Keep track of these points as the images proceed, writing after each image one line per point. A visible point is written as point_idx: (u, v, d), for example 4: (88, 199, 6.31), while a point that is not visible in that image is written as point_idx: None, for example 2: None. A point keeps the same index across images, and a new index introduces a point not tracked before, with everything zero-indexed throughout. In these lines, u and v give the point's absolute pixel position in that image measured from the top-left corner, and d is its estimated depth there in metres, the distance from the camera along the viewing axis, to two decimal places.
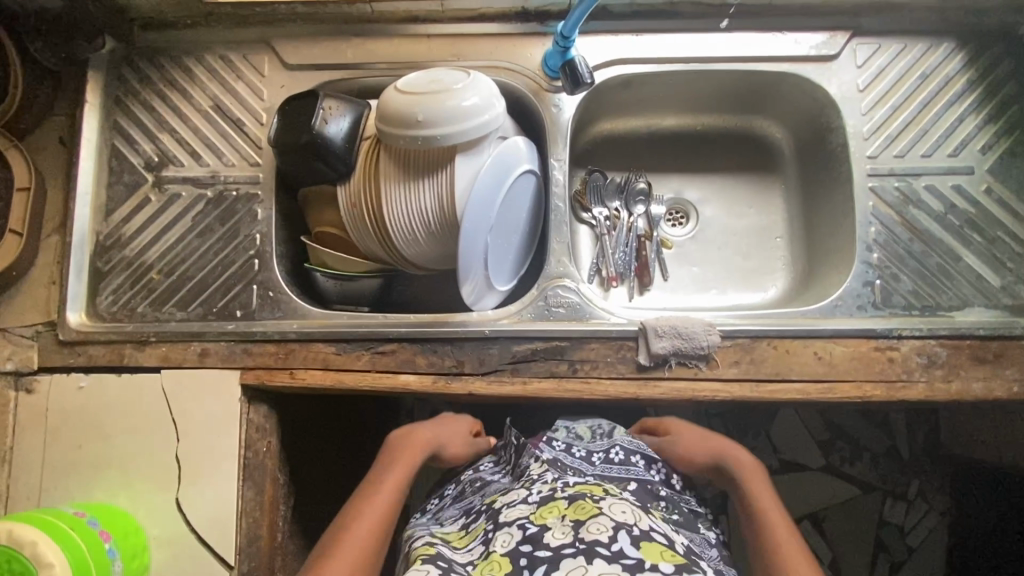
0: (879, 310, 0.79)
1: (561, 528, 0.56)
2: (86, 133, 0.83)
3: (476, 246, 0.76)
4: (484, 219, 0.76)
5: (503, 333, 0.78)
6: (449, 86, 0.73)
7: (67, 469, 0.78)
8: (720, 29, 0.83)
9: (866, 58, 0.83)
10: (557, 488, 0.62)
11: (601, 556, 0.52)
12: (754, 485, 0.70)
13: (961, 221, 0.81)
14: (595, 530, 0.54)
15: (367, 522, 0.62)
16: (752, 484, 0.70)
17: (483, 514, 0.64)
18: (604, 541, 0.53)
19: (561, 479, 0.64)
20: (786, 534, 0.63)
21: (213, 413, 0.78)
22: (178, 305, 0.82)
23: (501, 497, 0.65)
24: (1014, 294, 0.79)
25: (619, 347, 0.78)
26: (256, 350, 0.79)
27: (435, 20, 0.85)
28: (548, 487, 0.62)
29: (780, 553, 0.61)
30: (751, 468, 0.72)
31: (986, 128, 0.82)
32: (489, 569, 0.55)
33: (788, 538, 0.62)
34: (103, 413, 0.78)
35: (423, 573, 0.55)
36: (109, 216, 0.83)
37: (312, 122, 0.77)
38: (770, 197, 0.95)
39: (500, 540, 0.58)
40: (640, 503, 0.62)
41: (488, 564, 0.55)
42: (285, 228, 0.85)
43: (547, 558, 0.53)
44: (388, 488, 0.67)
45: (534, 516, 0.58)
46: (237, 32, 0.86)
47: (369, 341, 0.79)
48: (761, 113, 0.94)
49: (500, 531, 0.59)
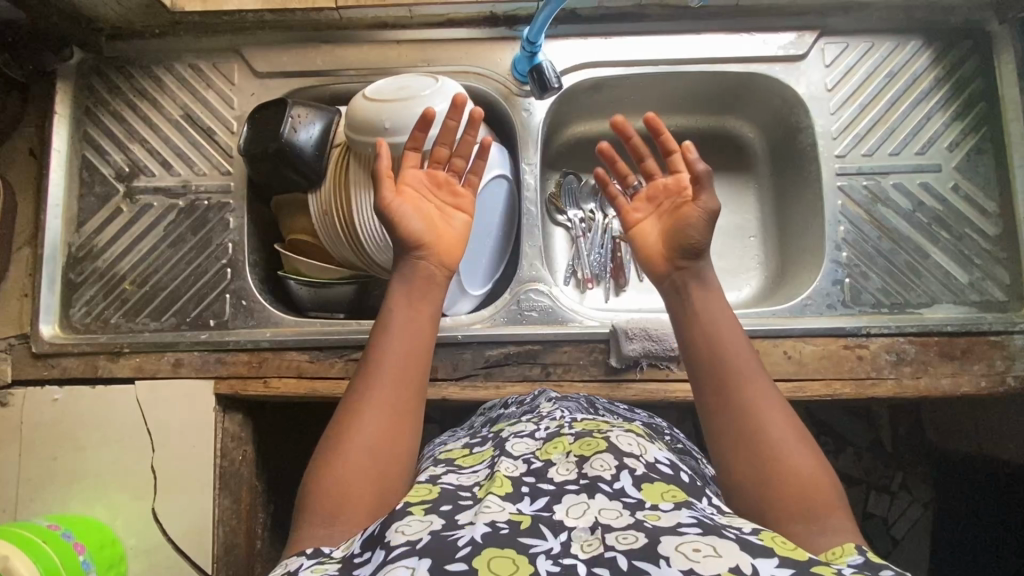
0: (849, 309, 0.80)
1: (565, 464, 0.50)
2: (55, 144, 0.83)
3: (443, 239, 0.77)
4: None
5: (475, 338, 0.78)
6: (416, 92, 0.73)
7: (41, 482, 0.78)
8: (687, 31, 0.83)
9: (834, 57, 0.84)
10: (563, 426, 0.57)
11: (604, 491, 0.46)
12: (728, 335, 0.56)
13: (929, 219, 0.81)
14: (598, 466, 0.48)
15: (384, 406, 0.54)
16: (724, 327, 0.57)
17: (489, 441, 0.59)
18: (606, 478, 0.47)
19: (569, 416, 0.59)
20: (776, 414, 0.52)
21: (187, 422, 0.78)
22: (152, 315, 0.82)
23: (506, 428, 0.60)
24: (981, 290, 0.80)
25: (592, 350, 0.78)
26: (229, 359, 0.79)
27: (404, 25, 0.85)
28: (554, 425, 0.57)
29: (764, 429, 0.51)
30: (727, 315, 0.58)
31: (952, 125, 0.83)
32: (492, 489, 0.48)
33: (770, 412, 0.52)
34: (77, 425, 0.78)
35: (427, 524, 0.44)
36: (80, 227, 0.83)
37: (281, 130, 0.77)
38: (745, 196, 0.95)
39: (505, 466, 0.51)
40: (649, 434, 0.57)
41: (491, 484, 0.48)
42: (257, 237, 0.85)
43: (549, 491, 0.47)
44: (393, 363, 0.56)
45: (539, 452, 0.52)
46: (205, 41, 0.86)
47: (343, 348, 0.79)
48: (735, 113, 0.93)
49: (503, 459, 0.52)
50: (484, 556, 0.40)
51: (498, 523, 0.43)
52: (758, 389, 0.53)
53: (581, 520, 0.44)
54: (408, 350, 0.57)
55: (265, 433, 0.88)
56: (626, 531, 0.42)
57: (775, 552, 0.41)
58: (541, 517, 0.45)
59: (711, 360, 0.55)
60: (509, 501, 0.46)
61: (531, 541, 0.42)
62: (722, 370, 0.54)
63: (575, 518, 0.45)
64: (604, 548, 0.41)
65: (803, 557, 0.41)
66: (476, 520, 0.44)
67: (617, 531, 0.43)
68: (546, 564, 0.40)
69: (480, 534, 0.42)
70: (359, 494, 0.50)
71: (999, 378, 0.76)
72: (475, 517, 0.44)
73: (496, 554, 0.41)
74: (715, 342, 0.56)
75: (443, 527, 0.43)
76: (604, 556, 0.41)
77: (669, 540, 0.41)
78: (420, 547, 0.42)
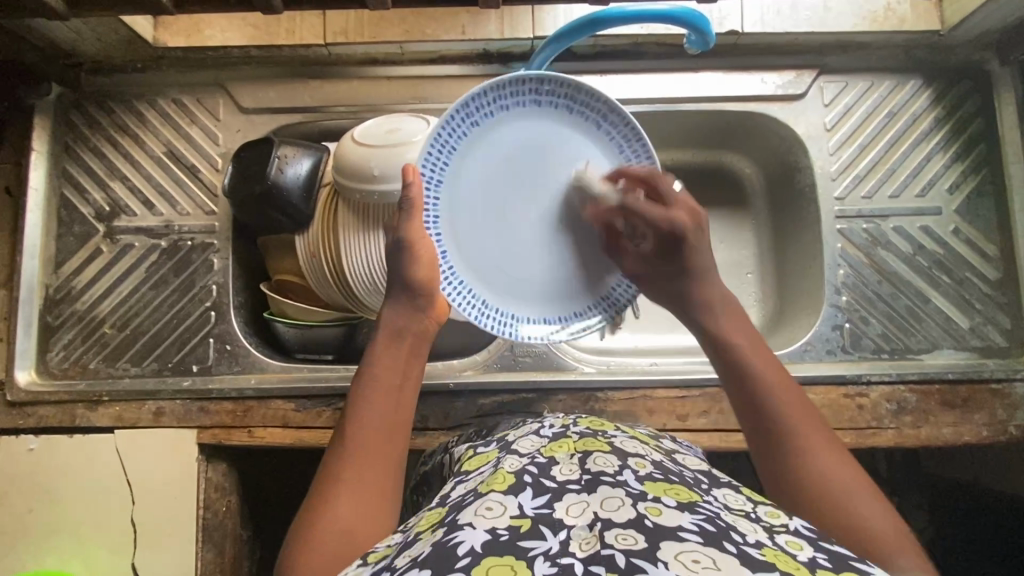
0: (849, 355, 0.78)
1: (568, 464, 0.48)
2: (33, 183, 0.80)
3: (490, 241, 0.65)
4: (472, 204, 0.64)
5: (467, 386, 0.76)
6: (407, 138, 0.71)
7: (13, 537, 0.74)
8: (685, 70, 0.81)
9: (833, 97, 0.82)
10: (568, 426, 0.55)
11: (606, 482, 0.44)
12: (761, 366, 0.57)
13: (929, 262, 0.80)
14: (601, 461, 0.47)
15: (357, 468, 0.52)
16: (750, 352, 0.58)
17: (495, 441, 0.57)
18: (610, 471, 0.45)
19: (573, 415, 0.58)
20: (831, 458, 0.51)
21: (168, 472, 0.75)
22: (132, 361, 0.79)
23: (511, 432, 0.58)
24: (982, 335, 0.79)
25: (587, 398, 0.77)
26: (212, 408, 0.77)
27: (395, 61, 0.82)
28: (559, 425, 0.55)
29: (809, 448, 0.51)
30: (748, 338, 0.60)
31: (952, 167, 0.82)
32: (493, 485, 0.46)
33: (812, 433, 0.52)
34: (52, 477, 0.75)
35: (430, 539, 0.42)
36: (58, 268, 0.80)
37: (267, 171, 0.74)
38: (742, 233, 0.92)
39: (508, 462, 0.49)
40: (653, 441, 0.56)
41: (493, 481, 0.47)
42: (242, 278, 0.83)
43: (552, 489, 0.45)
44: (364, 434, 0.54)
45: (544, 449, 0.51)
46: (188, 76, 0.83)
47: (331, 397, 0.77)
48: (732, 148, 0.91)
49: (510, 457, 0.50)
50: (483, 565, 0.38)
51: (498, 530, 0.41)
52: (803, 415, 0.53)
53: (581, 518, 0.41)
54: (394, 409, 0.56)
55: (248, 480, 0.86)
56: (627, 530, 0.39)
57: (777, 568, 0.37)
58: (540, 517, 0.42)
59: (749, 381, 0.56)
60: (510, 496, 0.44)
61: (531, 544, 0.40)
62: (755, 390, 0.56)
63: (575, 516, 0.41)
64: (601, 546, 0.38)
65: None
66: (475, 525, 0.41)
67: (617, 529, 0.39)
68: (544, 567, 0.37)
69: (480, 544, 0.39)
70: (336, 544, 0.47)
71: (1001, 427, 0.75)
72: (474, 520, 0.42)
73: (495, 562, 0.38)
74: (750, 374, 0.57)
75: (444, 535, 0.41)
76: (602, 554, 0.38)
77: (670, 547, 0.38)
78: (421, 559, 0.39)
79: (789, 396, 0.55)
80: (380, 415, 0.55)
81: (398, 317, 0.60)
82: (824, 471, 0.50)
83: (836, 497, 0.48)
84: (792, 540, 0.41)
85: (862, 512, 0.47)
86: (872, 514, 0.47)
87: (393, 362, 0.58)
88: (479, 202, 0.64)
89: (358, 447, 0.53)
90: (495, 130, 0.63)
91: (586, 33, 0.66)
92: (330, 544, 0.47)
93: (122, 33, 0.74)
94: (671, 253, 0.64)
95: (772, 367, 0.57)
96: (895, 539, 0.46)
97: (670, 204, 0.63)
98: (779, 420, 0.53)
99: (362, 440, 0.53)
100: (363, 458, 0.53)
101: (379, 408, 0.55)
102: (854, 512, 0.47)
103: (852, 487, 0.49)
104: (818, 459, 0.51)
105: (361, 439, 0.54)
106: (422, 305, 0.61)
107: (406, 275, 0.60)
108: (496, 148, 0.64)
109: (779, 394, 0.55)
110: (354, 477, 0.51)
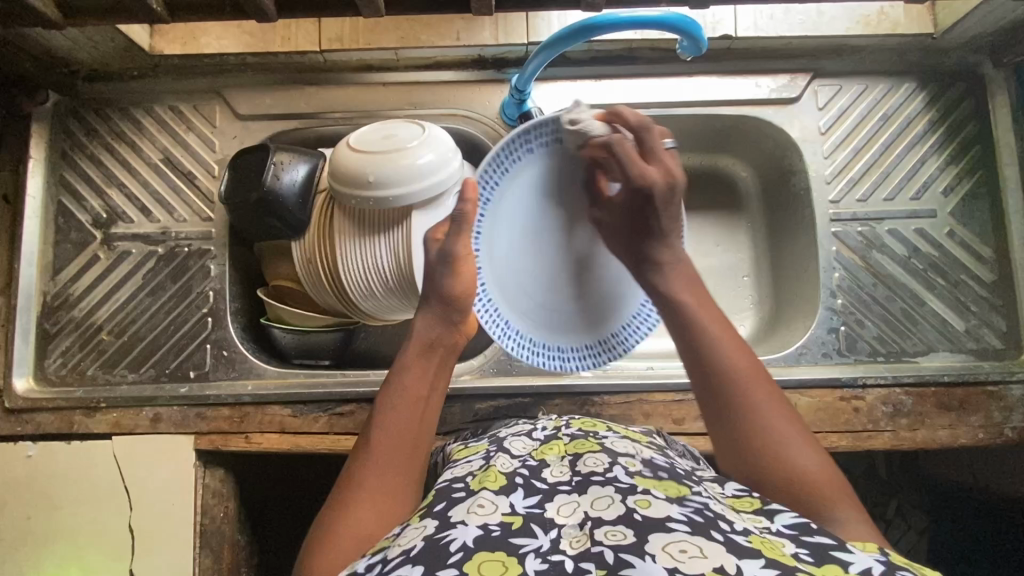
0: (844, 358, 0.78)
1: (559, 466, 0.48)
2: (30, 191, 0.80)
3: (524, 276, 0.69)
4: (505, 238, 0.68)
5: (464, 390, 0.76)
6: (402, 144, 0.71)
7: (12, 545, 0.75)
8: (678, 74, 0.82)
9: (827, 100, 0.82)
10: (560, 427, 0.55)
11: (596, 482, 0.44)
12: (713, 320, 0.58)
13: (924, 264, 0.81)
14: (592, 463, 0.47)
15: (388, 462, 0.53)
16: (691, 299, 0.60)
17: (487, 439, 0.58)
18: (599, 471, 0.45)
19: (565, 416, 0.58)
20: (777, 410, 0.53)
21: (166, 477, 0.75)
22: (130, 367, 0.79)
23: (504, 430, 0.59)
24: (978, 337, 0.79)
25: (583, 403, 0.77)
26: (209, 414, 0.77)
27: (390, 68, 0.83)
28: (551, 427, 0.56)
29: (757, 405, 0.53)
30: (697, 297, 0.61)
31: (947, 169, 0.82)
32: (485, 482, 0.46)
33: (764, 391, 0.54)
34: (51, 484, 0.75)
35: (421, 531, 0.42)
36: (56, 275, 0.81)
37: (264, 178, 0.74)
38: (738, 237, 0.92)
39: (501, 461, 0.49)
40: (643, 439, 0.56)
41: (486, 478, 0.47)
42: (239, 284, 0.83)
43: (543, 490, 0.45)
44: (395, 430, 0.55)
45: (534, 452, 0.51)
46: (185, 83, 0.83)
47: (328, 402, 0.77)
48: (728, 152, 0.91)
49: (502, 455, 0.51)
50: (475, 560, 0.38)
51: (490, 526, 0.41)
52: (756, 373, 0.55)
53: (571, 517, 0.42)
54: (422, 411, 0.58)
55: (246, 485, 0.86)
56: (616, 526, 0.39)
57: (764, 555, 0.37)
58: (532, 515, 0.42)
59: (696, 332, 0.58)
60: (502, 497, 0.44)
61: (523, 541, 0.40)
62: (713, 354, 0.56)
63: (565, 515, 0.42)
64: (591, 543, 0.39)
65: (793, 565, 0.37)
66: (468, 522, 0.41)
67: (607, 526, 0.39)
68: (535, 563, 0.38)
69: (472, 540, 0.40)
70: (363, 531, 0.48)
71: (997, 429, 0.75)
72: (467, 517, 0.42)
73: (487, 557, 0.38)
74: (704, 332, 0.57)
75: (435, 531, 0.41)
76: (591, 551, 0.38)
77: (658, 538, 0.38)
78: (414, 554, 0.39)
79: (736, 351, 0.56)
80: (410, 413, 0.57)
81: (429, 327, 0.61)
82: (770, 427, 0.52)
83: (782, 449, 0.51)
84: (778, 527, 0.42)
85: (806, 464, 0.51)
86: (811, 464, 0.51)
87: (423, 368, 0.60)
88: (528, 258, 0.69)
89: (389, 442, 0.55)
90: (523, 172, 0.66)
91: (579, 40, 0.67)
92: (358, 533, 0.48)
93: (118, 41, 0.75)
94: (636, 211, 0.63)
95: (723, 325, 0.58)
96: (833, 487, 0.50)
97: (654, 162, 0.62)
98: (734, 375, 0.55)
99: (394, 436, 0.55)
100: (394, 452, 0.54)
101: (409, 408, 0.57)
102: (797, 464, 0.51)
103: (794, 437, 0.52)
104: (773, 418, 0.53)
105: (393, 435, 0.55)
106: (455, 321, 0.62)
107: (444, 290, 0.62)
108: (525, 186, 0.67)
109: (726, 349, 0.56)
110: (385, 470, 0.53)
